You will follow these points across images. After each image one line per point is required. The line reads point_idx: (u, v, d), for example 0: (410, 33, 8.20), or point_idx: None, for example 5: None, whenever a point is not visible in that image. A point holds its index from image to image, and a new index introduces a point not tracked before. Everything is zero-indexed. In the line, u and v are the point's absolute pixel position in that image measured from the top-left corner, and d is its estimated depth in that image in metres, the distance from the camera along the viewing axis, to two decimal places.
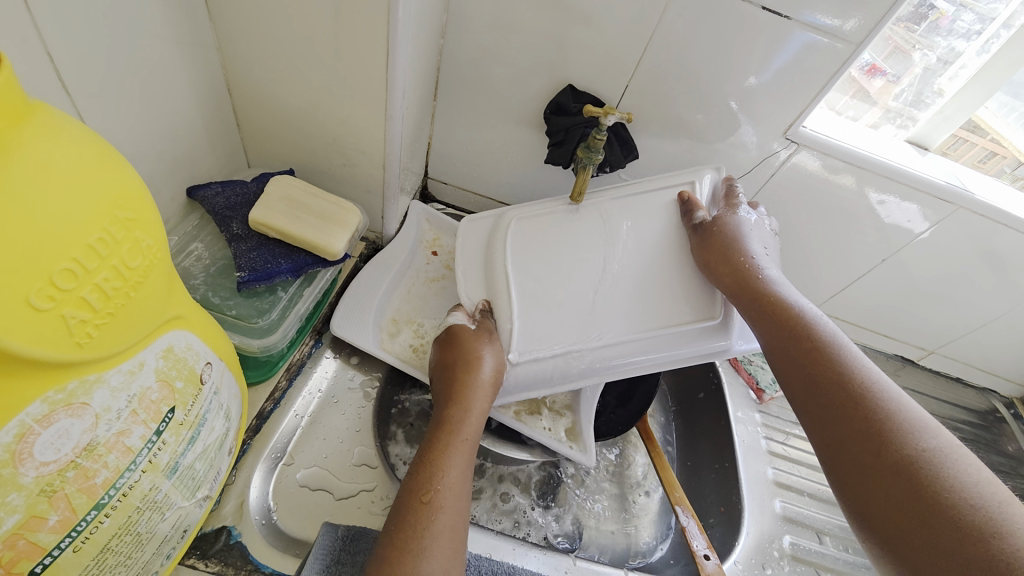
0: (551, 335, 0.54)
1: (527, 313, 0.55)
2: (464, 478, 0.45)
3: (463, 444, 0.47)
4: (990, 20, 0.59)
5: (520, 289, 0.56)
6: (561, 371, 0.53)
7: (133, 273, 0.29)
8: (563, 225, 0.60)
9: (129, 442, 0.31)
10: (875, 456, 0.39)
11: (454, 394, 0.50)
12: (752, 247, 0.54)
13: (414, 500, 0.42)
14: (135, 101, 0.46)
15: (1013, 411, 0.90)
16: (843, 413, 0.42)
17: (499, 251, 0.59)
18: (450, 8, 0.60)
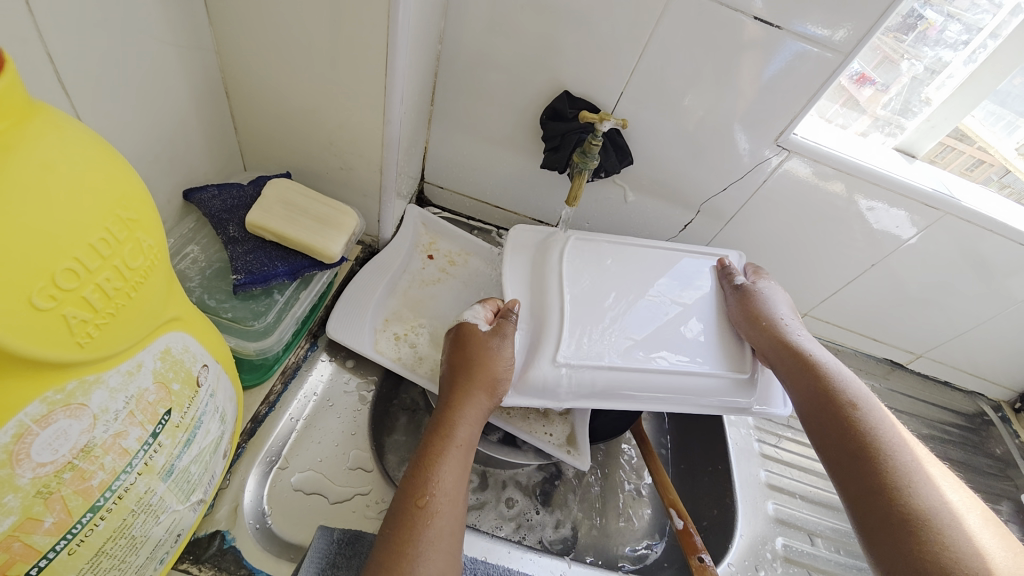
0: (598, 348, 0.54)
1: (577, 322, 0.55)
2: (461, 484, 0.45)
3: (457, 448, 0.47)
4: (977, 31, 0.61)
5: (570, 297, 0.56)
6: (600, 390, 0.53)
7: (133, 273, 0.29)
8: (619, 258, 0.62)
9: (126, 444, 0.31)
10: (899, 512, 0.42)
11: (452, 398, 0.50)
12: (787, 312, 0.59)
13: (411, 506, 0.43)
14: (134, 102, 0.46)
15: (1001, 414, 0.91)
16: (872, 467, 0.45)
17: (550, 261, 0.59)
18: (447, 14, 0.61)
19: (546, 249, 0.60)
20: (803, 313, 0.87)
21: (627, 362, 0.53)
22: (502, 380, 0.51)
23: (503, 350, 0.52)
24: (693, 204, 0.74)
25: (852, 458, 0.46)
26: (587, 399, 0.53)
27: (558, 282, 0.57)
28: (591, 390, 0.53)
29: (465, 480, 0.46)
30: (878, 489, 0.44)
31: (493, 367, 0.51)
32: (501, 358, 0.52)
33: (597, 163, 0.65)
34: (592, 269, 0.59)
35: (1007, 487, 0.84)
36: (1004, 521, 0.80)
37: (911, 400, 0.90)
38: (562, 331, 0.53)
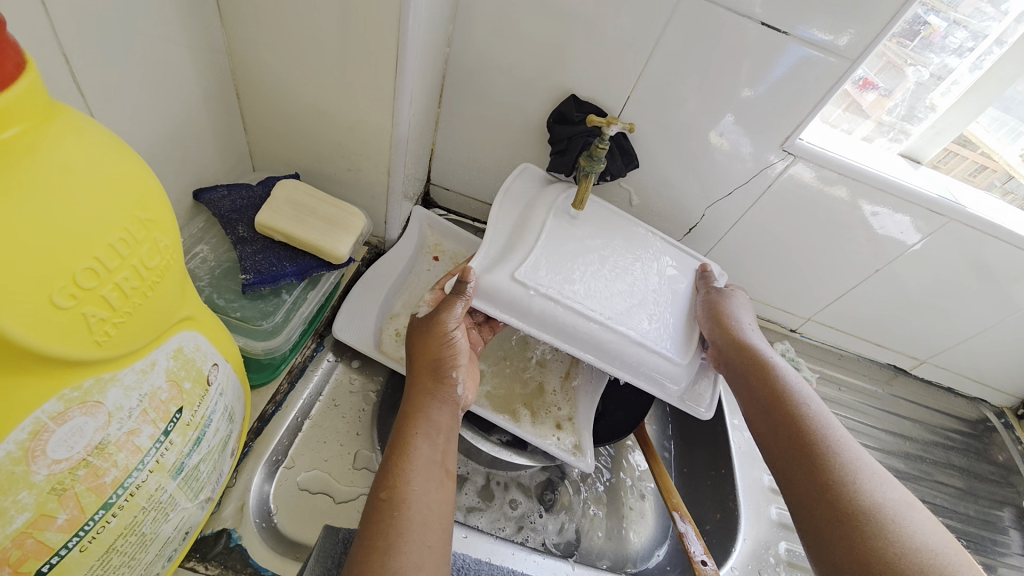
0: (557, 278, 0.54)
1: (550, 253, 0.56)
2: (430, 472, 0.44)
3: (427, 433, 0.46)
4: (982, 38, 0.61)
5: (552, 237, 0.58)
6: (529, 310, 0.52)
7: (150, 273, 0.29)
8: (617, 227, 0.64)
9: (138, 442, 0.31)
10: (842, 511, 0.42)
11: (419, 392, 0.49)
12: (750, 319, 0.61)
13: (376, 499, 0.42)
14: (146, 104, 0.46)
15: (1004, 421, 0.91)
16: (819, 468, 0.46)
17: (543, 206, 0.61)
18: (455, 18, 0.61)
19: (540, 199, 0.62)
20: (807, 318, 0.87)
21: (578, 301, 0.53)
22: (454, 356, 0.51)
23: (448, 319, 0.51)
24: (699, 208, 0.74)
25: (799, 458, 0.47)
26: (530, 323, 0.52)
27: (540, 228, 0.58)
28: (534, 316, 0.52)
29: (435, 468, 0.44)
30: (823, 489, 0.44)
31: (445, 343, 0.51)
32: (445, 331, 0.51)
33: (604, 166, 0.65)
34: (581, 229, 0.61)
35: (1010, 494, 0.84)
36: (1007, 528, 0.80)
37: (914, 405, 0.90)
38: (527, 251, 0.55)
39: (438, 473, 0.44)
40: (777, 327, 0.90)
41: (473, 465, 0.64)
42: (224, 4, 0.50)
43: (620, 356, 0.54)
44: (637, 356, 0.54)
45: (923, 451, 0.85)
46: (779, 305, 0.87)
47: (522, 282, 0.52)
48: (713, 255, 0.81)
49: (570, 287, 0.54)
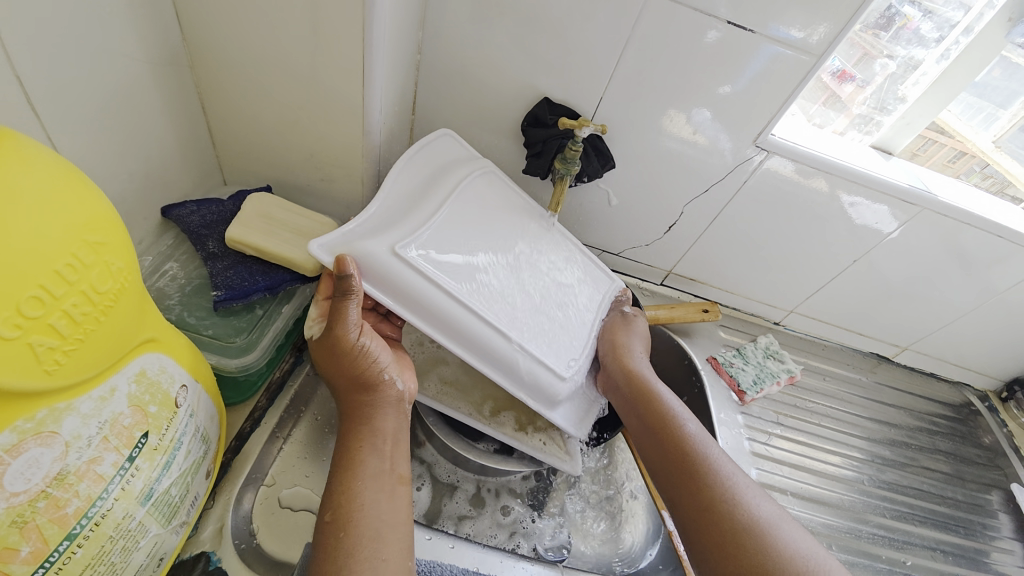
0: (447, 264, 0.49)
1: (446, 236, 0.51)
2: (378, 484, 0.43)
3: (378, 444, 0.46)
4: (950, 27, 0.62)
5: (450, 217, 0.53)
6: (440, 311, 0.47)
7: (103, 297, 0.28)
8: (514, 208, 0.62)
9: (101, 470, 0.31)
10: (728, 531, 0.46)
11: (355, 412, 0.48)
12: (643, 346, 0.64)
13: (321, 524, 0.41)
14: (108, 121, 0.46)
15: (988, 404, 0.93)
16: (699, 485, 0.50)
17: (445, 182, 0.56)
18: (425, 25, 0.61)
19: (444, 174, 0.57)
20: (790, 311, 0.88)
21: (473, 300, 0.49)
22: (373, 360, 0.48)
23: (345, 325, 0.45)
24: (677, 206, 0.74)
25: (681, 476, 0.51)
26: (432, 324, 0.47)
27: (439, 206, 0.53)
28: (418, 304, 0.46)
29: (386, 477, 0.44)
30: (702, 511, 0.48)
31: (356, 351, 0.47)
32: (349, 339, 0.46)
33: (579, 168, 0.65)
34: (483, 212, 0.57)
35: (996, 476, 0.85)
36: (995, 510, 0.82)
37: (899, 393, 0.91)
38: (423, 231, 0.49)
39: (388, 482, 0.44)
40: (760, 321, 0.91)
41: (462, 474, 0.63)
42: (186, 18, 0.49)
43: (505, 360, 0.50)
44: (521, 368, 0.51)
45: (908, 437, 0.86)
46: (762, 299, 0.87)
47: (409, 260, 0.46)
48: (695, 252, 0.81)
49: (476, 287, 0.50)
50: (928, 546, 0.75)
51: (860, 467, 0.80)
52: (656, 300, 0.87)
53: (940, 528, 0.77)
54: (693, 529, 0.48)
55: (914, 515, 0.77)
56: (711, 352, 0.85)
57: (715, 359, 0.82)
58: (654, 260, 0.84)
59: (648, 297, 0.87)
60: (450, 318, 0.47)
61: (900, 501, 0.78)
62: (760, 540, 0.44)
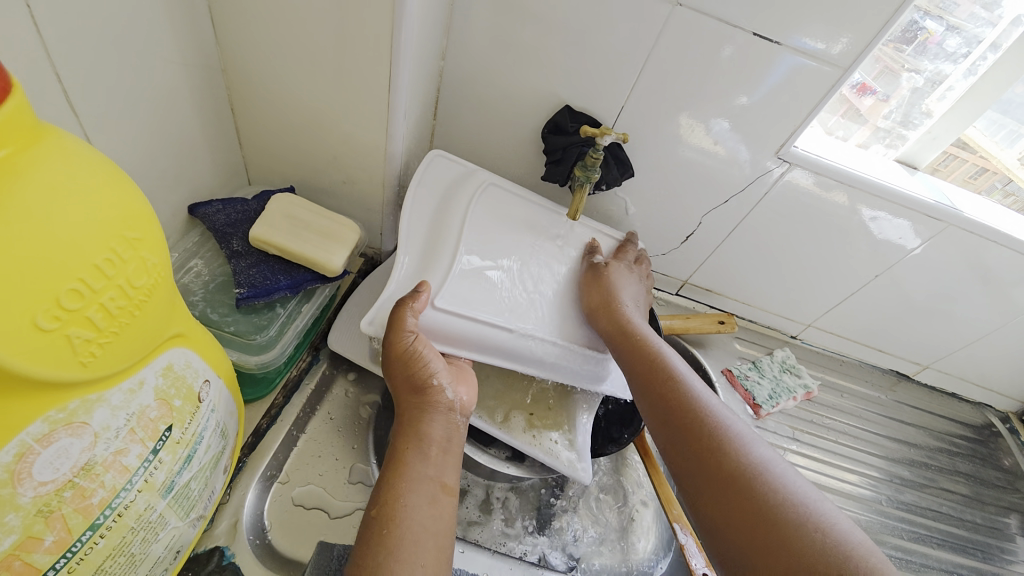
0: (477, 303, 0.54)
1: (472, 260, 0.56)
2: (424, 488, 0.43)
3: (425, 448, 0.46)
4: (977, 43, 0.61)
5: (471, 239, 0.57)
6: (498, 342, 0.53)
7: (137, 292, 0.29)
8: (520, 220, 0.62)
9: (126, 462, 0.31)
10: (725, 473, 0.44)
11: (410, 414, 0.48)
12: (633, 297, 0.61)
13: (368, 519, 0.42)
14: (141, 120, 0.47)
15: (1009, 426, 0.90)
16: (693, 431, 0.47)
17: (455, 213, 0.59)
18: (450, 32, 0.62)
19: (451, 203, 0.59)
20: (807, 325, 0.87)
21: (523, 324, 0.55)
22: (427, 364, 0.48)
23: (404, 330, 0.47)
24: (695, 216, 0.74)
25: (676, 424, 0.49)
26: (495, 355, 0.53)
27: (460, 228, 0.57)
28: (467, 342, 0.52)
29: (431, 483, 0.44)
30: (698, 453, 0.46)
31: (414, 354, 0.48)
32: (404, 342, 0.47)
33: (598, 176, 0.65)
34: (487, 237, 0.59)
35: (1016, 500, 0.83)
36: (1014, 535, 0.79)
37: (918, 411, 0.89)
38: (452, 265, 0.54)
39: (431, 488, 0.44)
40: (777, 334, 0.89)
41: (472, 478, 0.63)
42: (219, 22, 0.50)
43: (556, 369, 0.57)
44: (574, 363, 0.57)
45: (927, 458, 0.84)
46: (779, 312, 0.86)
47: (445, 310, 0.51)
48: (712, 262, 0.81)
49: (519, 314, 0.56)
50: (947, 570, 0.73)
51: (877, 487, 0.78)
52: (671, 309, 0.87)
53: (958, 552, 0.75)
54: (686, 474, 0.46)
55: (932, 538, 0.75)
56: (727, 364, 0.84)
57: (730, 371, 0.81)
58: (670, 270, 0.84)
59: (663, 307, 0.86)
60: (499, 345, 0.54)
61: (918, 523, 0.76)
62: (759, 479, 0.43)
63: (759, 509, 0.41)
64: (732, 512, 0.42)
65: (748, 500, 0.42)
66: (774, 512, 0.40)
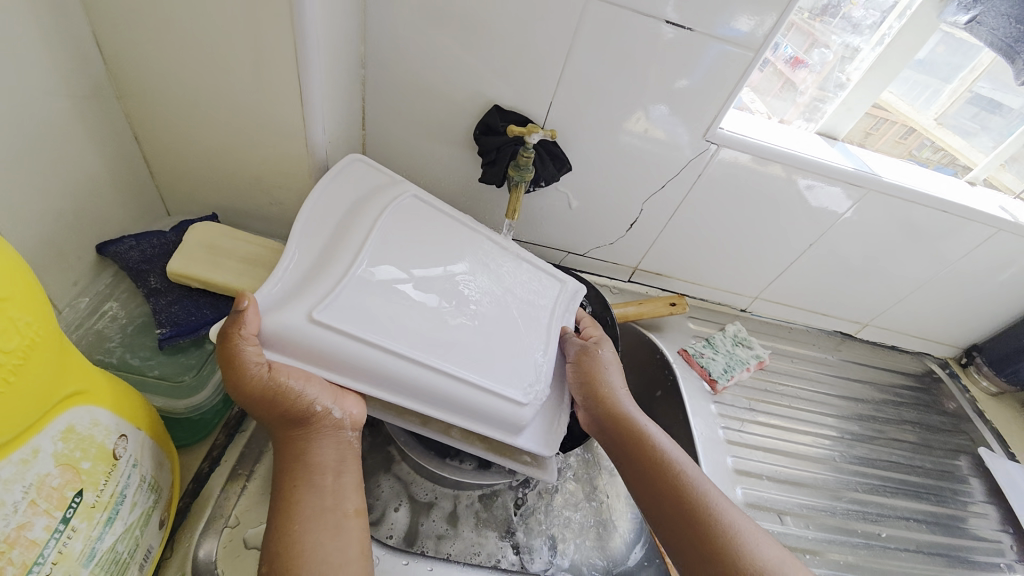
0: (367, 316, 0.46)
1: (382, 266, 0.50)
2: (322, 522, 0.42)
3: (313, 480, 0.43)
4: (885, 12, 0.64)
5: (382, 244, 0.51)
6: (377, 368, 0.45)
7: (11, 356, 0.27)
8: (441, 230, 0.57)
9: (30, 536, 0.29)
10: (666, 488, 0.50)
11: (287, 448, 0.44)
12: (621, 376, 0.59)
13: (263, 574, 0.40)
14: (28, 161, 0.43)
15: (949, 371, 0.97)
16: (636, 452, 0.53)
17: (361, 220, 0.51)
18: (366, 39, 0.60)
19: (368, 205, 0.54)
20: (754, 297, 0.90)
21: (414, 346, 0.47)
22: (295, 393, 0.43)
23: (246, 365, 0.40)
24: (636, 204, 0.75)
25: (621, 445, 0.54)
26: (371, 383, 0.45)
27: (370, 232, 0.51)
28: (342, 364, 0.44)
29: (330, 513, 0.43)
30: (650, 486, 0.51)
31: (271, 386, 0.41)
32: (253, 377, 0.40)
33: (534, 174, 0.65)
34: (389, 230, 0.53)
35: (962, 441, 0.88)
36: (965, 476, 0.84)
37: (864, 367, 0.93)
38: (348, 270, 0.47)
39: (331, 519, 0.42)
40: (727, 309, 0.92)
41: (440, 491, 0.62)
42: (106, 45, 0.47)
43: (479, 408, 0.48)
44: (471, 397, 0.48)
45: (875, 411, 0.88)
46: (727, 287, 0.89)
47: (325, 324, 0.43)
48: (658, 246, 0.82)
49: (418, 328, 0.48)
50: (902, 516, 0.77)
51: (833, 445, 0.82)
52: (624, 297, 0.88)
53: (912, 497, 0.79)
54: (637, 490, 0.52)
55: (885, 487, 0.79)
56: (682, 345, 0.86)
57: (685, 351, 0.83)
58: (619, 258, 0.85)
59: (616, 294, 0.87)
60: (376, 372, 0.45)
61: (871, 475, 0.80)
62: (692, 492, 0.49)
63: (694, 517, 0.48)
64: (677, 545, 0.48)
65: (687, 511, 0.48)
66: (709, 531, 0.47)
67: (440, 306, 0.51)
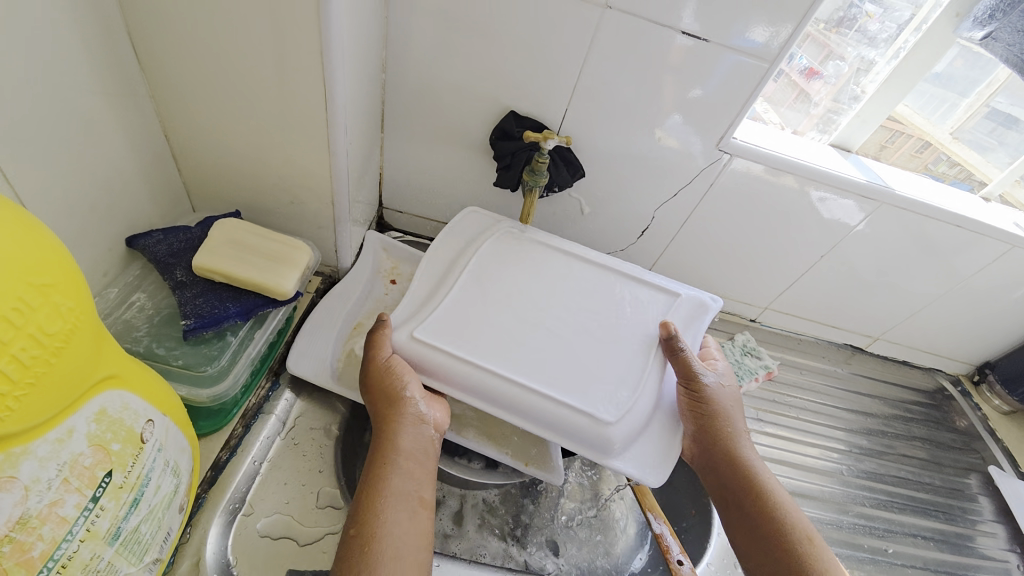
0: (468, 338, 0.51)
1: (482, 295, 0.55)
2: (401, 504, 0.44)
3: (401, 463, 0.46)
4: (902, 26, 0.64)
5: (482, 276, 0.57)
6: (485, 386, 0.49)
7: (53, 339, 0.28)
8: (544, 259, 0.61)
9: (63, 512, 0.30)
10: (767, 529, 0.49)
11: (381, 429, 0.48)
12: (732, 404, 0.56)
13: (346, 538, 0.42)
14: (66, 155, 0.45)
15: (961, 388, 0.96)
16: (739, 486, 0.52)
17: (470, 256, 0.58)
18: (388, 44, 0.62)
19: (472, 246, 0.60)
20: (764, 307, 0.90)
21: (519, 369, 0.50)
22: (399, 379, 0.49)
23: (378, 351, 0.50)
24: (648, 211, 0.76)
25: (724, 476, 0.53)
26: (482, 400, 0.50)
27: (472, 266, 0.57)
28: (443, 375, 0.50)
29: (411, 497, 0.45)
30: (751, 522, 0.50)
31: (388, 369, 0.49)
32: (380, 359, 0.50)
33: (547, 179, 0.67)
34: (490, 263, 0.58)
35: (973, 460, 0.87)
36: (975, 494, 0.83)
37: (874, 382, 0.93)
38: (445, 299, 0.54)
39: (409, 502, 0.44)
40: (736, 318, 0.92)
41: (447, 488, 0.63)
42: (140, 47, 0.49)
43: (572, 427, 0.49)
44: (566, 416, 0.49)
45: (884, 426, 0.88)
46: (737, 296, 0.89)
47: (425, 340, 0.50)
48: (669, 254, 0.83)
49: (522, 351, 0.52)
50: (910, 533, 0.76)
51: (841, 459, 0.81)
52: None
53: (921, 515, 0.78)
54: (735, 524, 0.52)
55: (894, 503, 0.79)
56: None
57: None
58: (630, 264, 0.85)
59: None
60: (485, 390, 0.49)
61: (880, 490, 0.79)
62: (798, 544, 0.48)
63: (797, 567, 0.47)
64: None
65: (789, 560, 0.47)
66: None
67: (541, 326, 0.54)
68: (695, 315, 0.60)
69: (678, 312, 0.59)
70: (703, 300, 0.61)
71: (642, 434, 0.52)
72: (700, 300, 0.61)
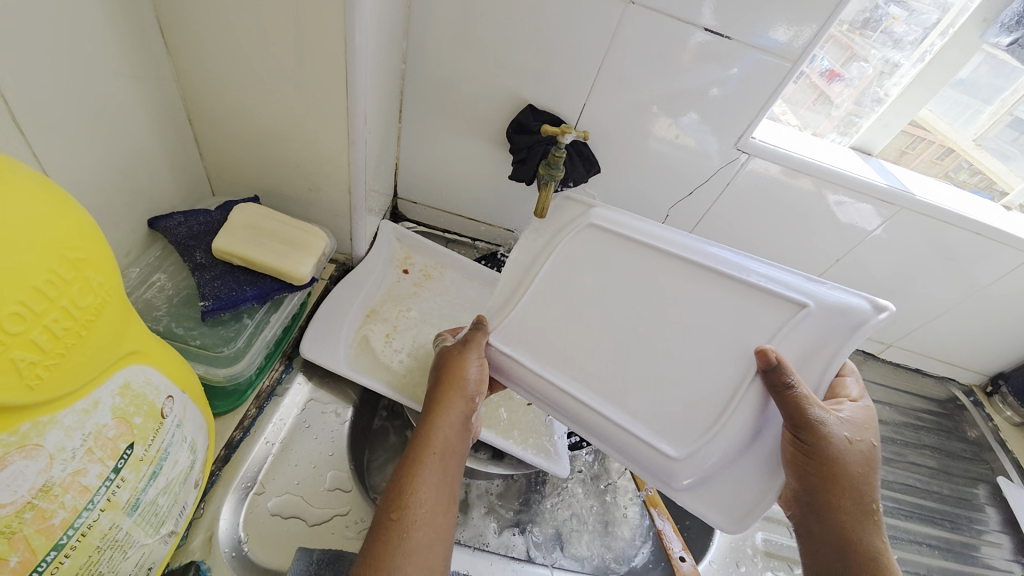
0: (538, 352, 0.50)
1: (554, 309, 0.51)
2: (443, 493, 0.43)
3: (442, 457, 0.45)
4: (929, 28, 0.63)
5: (558, 285, 0.51)
6: (552, 403, 0.49)
7: (83, 312, 0.29)
8: (635, 268, 0.51)
9: (86, 481, 0.31)
10: None
11: (427, 410, 0.48)
12: (857, 465, 0.42)
13: (383, 515, 0.41)
14: (92, 136, 0.46)
15: (973, 399, 0.94)
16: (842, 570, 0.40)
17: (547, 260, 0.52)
18: (409, 34, 0.62)
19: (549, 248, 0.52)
20: None
21: (591, 390, 0.48)
22: (465, 374, 0.49)
23: (475, 346, 0.50)
24: (662, 209, 0.76)
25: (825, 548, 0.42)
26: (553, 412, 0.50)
27: (547, 269, 0.52)
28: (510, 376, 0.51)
29: (446, 490, 0.44)
30: None
31: (460, 362, 0.49)
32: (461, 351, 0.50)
33: (563, 174, 0.67)
34: (566, 271, 0.52)
35: (983, 470, 0.86)
36: (982, 504, 0.82)
37: (884, 388, 0.92)
38: (515, 310, 0.51)
39: (451, 494, 0.44)
40: None
41: None
42: (168, 31, 0.50)
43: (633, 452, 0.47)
44: (628, 439, 0.47)
45: (893, 433, 0.87)
46: None
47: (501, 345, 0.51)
48: None
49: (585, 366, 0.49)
50: (915, 540, 0.76)
51: None
52: None
53: (926, 523, 0.78)
54: None
55: (899, 510, 0.78)
56: None
57: None
58: None
59: None
60: (554, 405, 0.49)
61: (886, 496, 0.79)
62: None
63: None
64: None
65: None
66: None
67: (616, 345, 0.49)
68: (819, 339, 0.45)
69: (798, 333, 0.45)
70: (845, 303, 0.45)
71: (722, 472, 0.45)
72: (827, 305, 0.45)
